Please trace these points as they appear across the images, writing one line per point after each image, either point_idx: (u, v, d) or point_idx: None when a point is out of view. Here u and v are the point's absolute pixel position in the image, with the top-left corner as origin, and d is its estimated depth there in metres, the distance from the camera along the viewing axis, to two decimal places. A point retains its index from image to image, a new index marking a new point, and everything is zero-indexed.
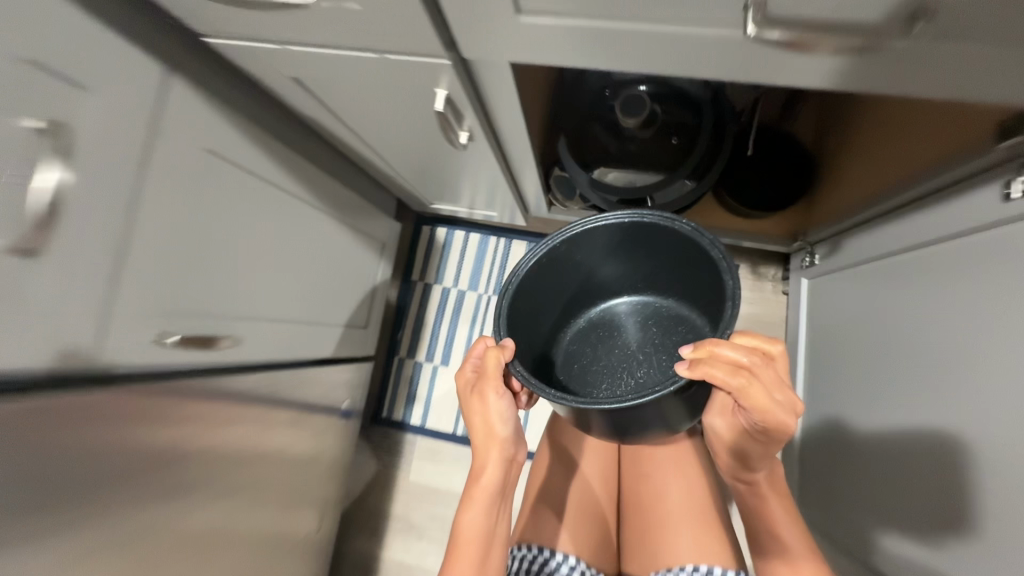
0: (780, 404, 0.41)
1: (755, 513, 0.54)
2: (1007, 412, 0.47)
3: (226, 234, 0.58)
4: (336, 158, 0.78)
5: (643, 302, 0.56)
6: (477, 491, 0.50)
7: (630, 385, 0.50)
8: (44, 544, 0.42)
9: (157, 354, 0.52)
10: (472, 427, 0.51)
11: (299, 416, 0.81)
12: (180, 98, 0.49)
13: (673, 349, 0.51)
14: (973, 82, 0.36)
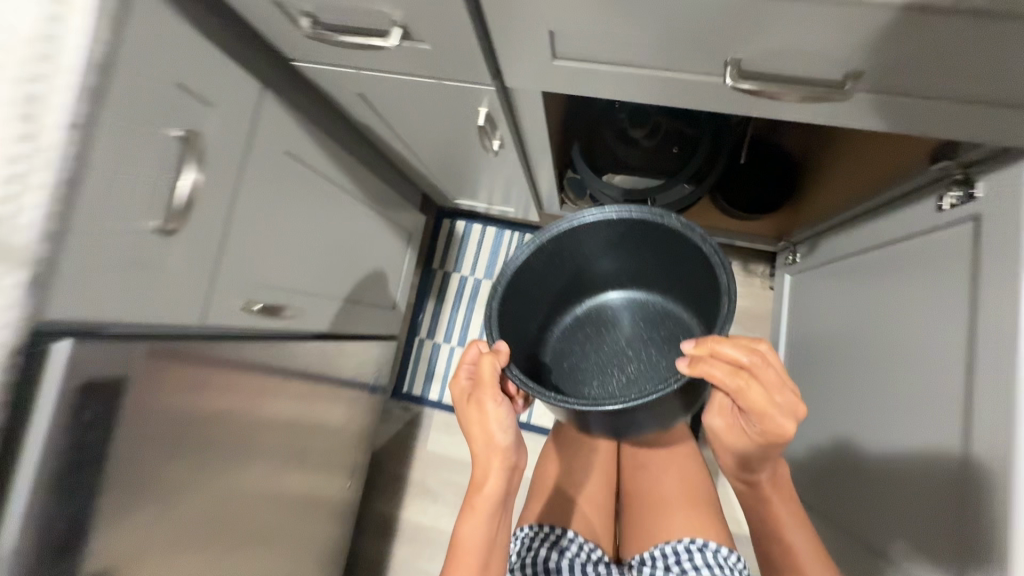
0: (779, 405, 0.47)
1: (759, 511, 0.63)
2: (948, 394, 0.54)
3: (294, 222, 0.69)
4: (376, 157, 0.90)
5: (632, 301, 0.67)
6: (479, 497, 0.55)
7: (621, 379, 0.61)
8: (148, 467, 0.51)
9: (242, 320, 0.63)
10: (473, 438, 0.55)
11: (332, 384, 0.92)
12: (272, 111, 0.60)
13: (658, 346, 0.62)
14: (902, 120, 0.46)
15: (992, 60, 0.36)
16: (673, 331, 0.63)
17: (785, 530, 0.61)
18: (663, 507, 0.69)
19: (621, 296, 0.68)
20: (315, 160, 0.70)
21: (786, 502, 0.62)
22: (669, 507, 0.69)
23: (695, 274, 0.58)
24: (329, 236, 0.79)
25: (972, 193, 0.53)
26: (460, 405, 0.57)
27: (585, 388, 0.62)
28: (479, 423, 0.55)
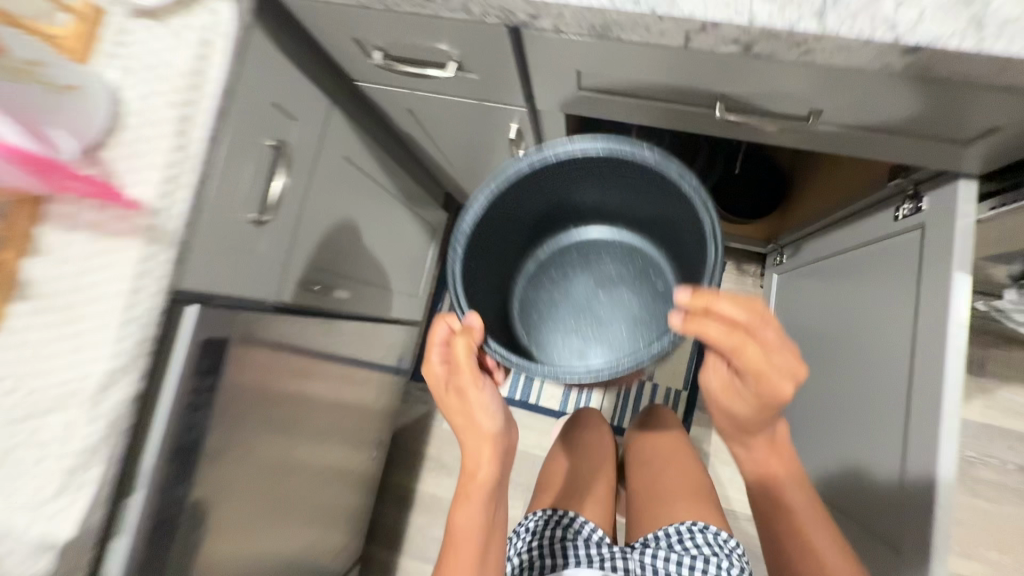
0: (773, 363, 0.48)
1: (759, 474, 0.64)
2: (902, 377, 0.65)
3: (347, 216, 0.80)
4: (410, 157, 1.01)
5: (590, 239, 0.74)
6: (473, 482, 0.58)
7: (590, 319, 0.71)
8: (237, 420, 0.62)
9: (305, 298, 0.74)
10: (463, 425, 0.58)
11: (366, 361, 1.03)
12: (337, 123, 0.71)
13: (617, 284, 0.72)
14: (860, 147, 0.58)
15: (919, 107, 0.47)
16: (644, 267, 0.72)
17: (786, 490, 0.62)
18: (662, 497, 0.78)
19: (594, 234, 0.75)
20: (365, 163, 0.82)
21: (786, 464, 0.62)
22: (667, 493, 0.78)
23: (663, 216, 0.62)
24: (371, 229, 0.90)
25: (919, 206, 0.64)
26: (440, 393, 0.58)
27: (564, 327, 0.71)
28: (465, 408, 0.57)
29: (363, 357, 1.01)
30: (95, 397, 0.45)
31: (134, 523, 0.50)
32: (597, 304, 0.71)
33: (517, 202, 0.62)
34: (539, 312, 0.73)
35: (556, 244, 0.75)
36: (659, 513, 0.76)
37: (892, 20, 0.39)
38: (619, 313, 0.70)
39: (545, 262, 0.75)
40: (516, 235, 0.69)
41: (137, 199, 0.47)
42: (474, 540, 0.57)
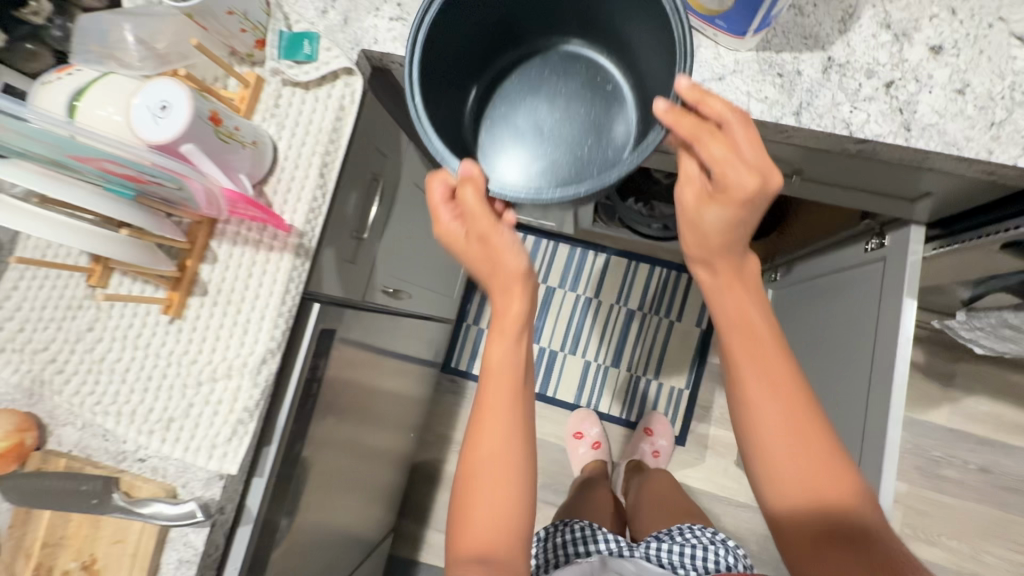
0: (746, 165, 0.50)
1: (729, 300, 0.57)
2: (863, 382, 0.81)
3: (409, 229, 0.96)
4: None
5: (523, 66, 0.69)
6: (503, 318, 0.58)
7: (547, 132, 0.67)
8: (336, 393, 0.79)
9: (380, 297, 0.91)
10: (489, 260, 0.58)
11: (408, 353, 1.19)
12: (411, 156, 0.88)
13: (564, 90, 0.68)
14: (833, 197, 0.74)
15: (872, 173, 0.64)
16: (588, 75, 0.68)
17: (748, 326, 0.56)
18: (658, 516, 1.01)
19: (528, 55, 0.69)
20: (426, 184, 0.98)
21: (744, 298, 0.57)
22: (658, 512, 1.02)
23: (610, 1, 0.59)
24: (424, 237, 1.06)
25: (883, 242, 0.80)
26: (460, 239, 0.60)
27: (524, 147, 0.67)
28: (486, 252, 0.58)
29: (408, 349, 1.18)
30: (255, 369, 0.61)
31: (269, 467, 0.66)
32: (550, 120, 0.67)
33: (457, 34, 0.60)
34: (495, 147, 0.68)
35: (495, 78, 0.69)
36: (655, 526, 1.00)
37: (847, 121, 0.55)
38: (575, 122, 0.67)
39: (490, 95, 0.69)
40: (458, 68, 0.64)
41: (290, 224, 0.63)
42: (512, 374, 0.57)
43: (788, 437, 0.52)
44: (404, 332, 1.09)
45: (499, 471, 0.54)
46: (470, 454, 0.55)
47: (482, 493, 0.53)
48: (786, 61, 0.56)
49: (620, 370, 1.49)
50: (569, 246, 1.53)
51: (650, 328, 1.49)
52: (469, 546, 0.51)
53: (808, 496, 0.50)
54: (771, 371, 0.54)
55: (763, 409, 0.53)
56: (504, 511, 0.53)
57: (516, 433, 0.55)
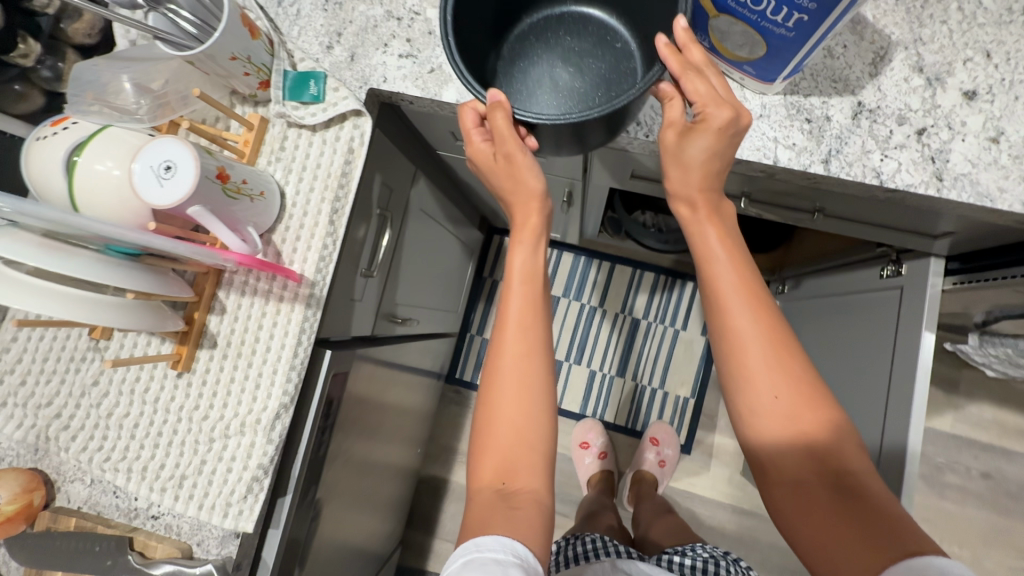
0: (725, 101, 0.49)
1: (710, 237, 0.51)
2: (877, 412, 0.81)
3: (416, 256, 0.95)
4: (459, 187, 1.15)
5: (532, 24, 0.62)
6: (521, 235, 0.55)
7: (563, 84, 0.59)
8: (346, 432, 0.78)
9: (388, 327, 0.90)
10: (506, 182, 0.56)
11: (413, 370, 1.19)
12: (420, 184, 0.86)
13: (573, 44, 0.60)
14: (851, 230, 0.73)
15: (897, 215, 0.63)
16: (597, 32, 0.60)
17: (731, 265, 0.50)
18: (658, 534, 1.05)
19: (539, 14, 0.62)
20: (431, 208, 0.96)
21: (726, 233, 0.51)
22: (658, 529, 1.07)
23: None
24: (428, 259, 1.04)
25: (899, 269, 0.79)
26: (488, 164, 0.57)
27: (531, 108, 0.58)
28: (506, 173, 0.55)
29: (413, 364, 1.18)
30: (269, 426, 0.59)
31: (283, 519, 0.65)
32: (559, 79, 0.59)
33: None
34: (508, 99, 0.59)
35: (503, 33, 0.61)
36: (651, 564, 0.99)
37: (877, 170, 0.53)
38: (587, 77, 0.59)
39: (494, 51, 0.61)
40: (475, 41, 0.57)
41: (300, 274, 0.60)
42: (532, 280, 0.54)
43: (776, 381, 0.47)
44: (408, 355, 1.09)
45: (515, 403, 0.50)
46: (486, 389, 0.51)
47: (496, 428, 0.50)
48: (815, 105, 0.54)
49: (625, 379, 1.49)
50: (573, 255, 1.53)
51: (654, 337, 1.49)
52: (486, 478, 0.49)
53: (798, 441, 0.47)
54: (759, 312, 0.49)
55: (745, 353, 0.48)
56: (524, 443, 0.49)
57: (527, 355, 0.51)
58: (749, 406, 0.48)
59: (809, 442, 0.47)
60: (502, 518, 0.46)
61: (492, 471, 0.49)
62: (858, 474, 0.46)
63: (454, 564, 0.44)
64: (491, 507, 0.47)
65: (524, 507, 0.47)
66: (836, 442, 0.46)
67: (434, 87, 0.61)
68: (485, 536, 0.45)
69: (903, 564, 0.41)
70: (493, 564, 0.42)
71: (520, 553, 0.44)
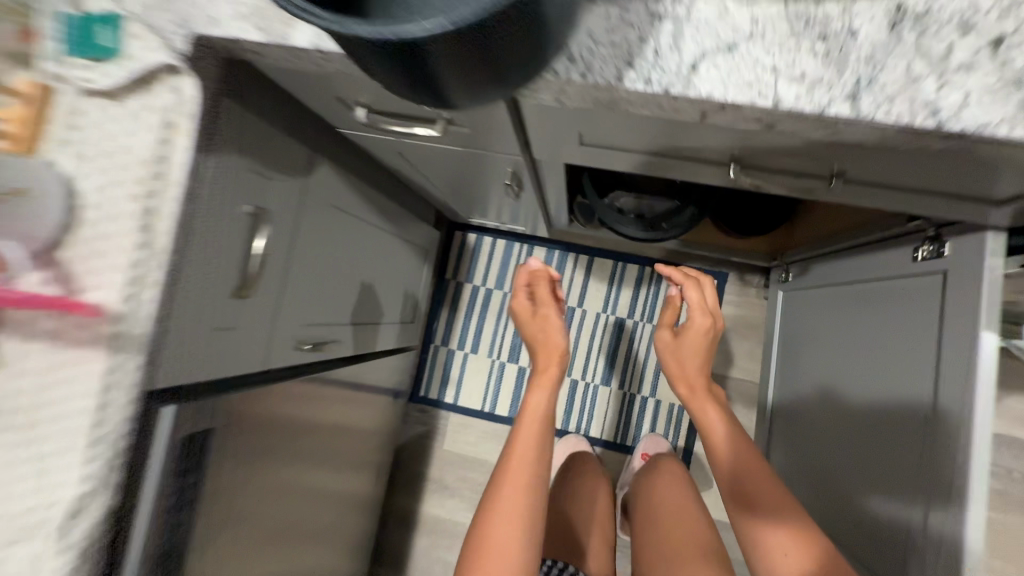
0: (700, 313, 0.79)
1: (711, 414, 0.72)
2: (915, 422, 0.64)
3: (333, 264, 0.77)
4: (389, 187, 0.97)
5: None
6: (540, 382, 0.77)
7: None
8: (248, 477, 0.63)
9: (297, 354, 0.72)
10: (548, 340, 0.82)
11: (357, 392, 1.02)
12: (323, 171, 0.68)
13: None
14: (878, 200, 0.54)
15: (949, 175, 0.45)
16: None
17: (725, 425, 0.71)
18: (648, 514, 0.91)
19: None
20: (347, 203, 0.78)
21: (721, 410, 0.73)
22: (647, 509, 0.92)
23: None
24: (354, 267, 0.86)
25: (941, 250, 0.61)
26: (525, 315, 0.87)
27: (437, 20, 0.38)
28: (544, 333, 0.83)
29: (360, 380, 1.03)
30: (64, 528, 0.41)
31: None
32: None
33: None
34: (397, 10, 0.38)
35: None
36: (656, 548, 0.83)
37: (933, 104, 0.35)
38: None
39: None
40: None
41: (101, 305, 0.41)
42: (539, 421, 0.73)
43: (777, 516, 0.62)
44: (347, 377, 0.93)
45: (512, 527, 0.63)
46: (485, 522, 0.64)
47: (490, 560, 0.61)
48: (832, 14, 0.36)
49: (612, 388, 1.31)
50: (546, 249, 1.35)
51: (642, 337, 1.31)
52: None
53: (801, 555, 0.60)
54: (746, 458, 0.67)
55: (751, 498, 0.65)
56: (512, 560, 0.61)
57: (530, 461, 0.69)
58: (756, 535, 0.64)
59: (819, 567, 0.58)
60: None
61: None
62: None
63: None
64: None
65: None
66: (834, 560, 0.59)
67: (279, 28, 0.43)
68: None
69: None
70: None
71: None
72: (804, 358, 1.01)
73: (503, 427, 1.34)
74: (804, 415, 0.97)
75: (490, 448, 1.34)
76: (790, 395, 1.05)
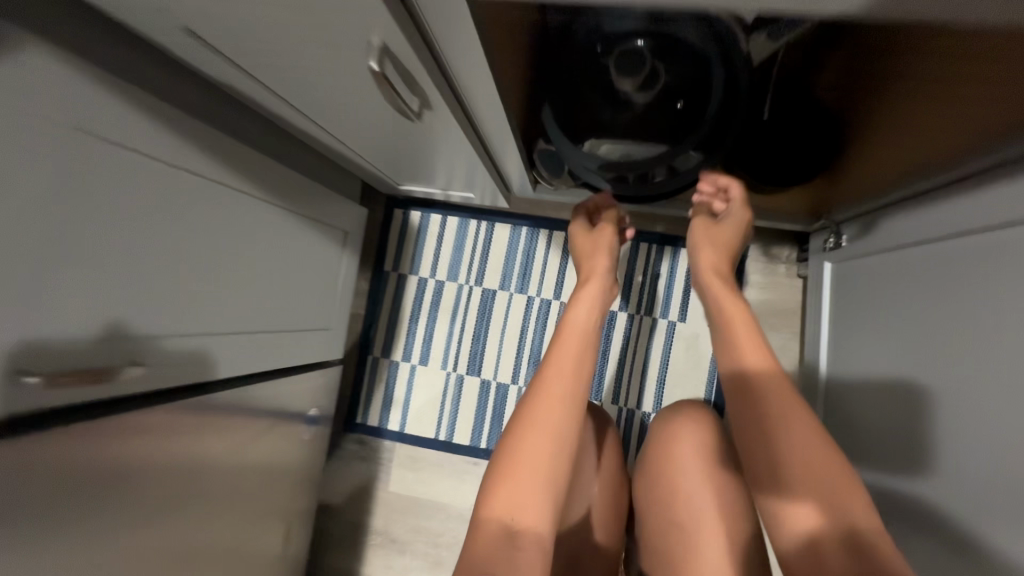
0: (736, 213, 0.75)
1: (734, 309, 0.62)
2: None
3: (91, 231, 0.49)
4: (259, 95, 0.66)
5: None
6: (586, 290, 0.68)
7: None
8: (43, 546, 0.49)
9: (7, 391, 0.45)
10: (593, 245, 0.75)
11: (232, 430, 0.73)
12: (26, 54, 0.41)
13: None
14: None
15: None
16: None
17: (746, 328, 0.60)
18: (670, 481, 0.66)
19: None
20: (107, 128, 0.48)
21: (751, 333, 0.59)
22: (668, 473, 0.66)
23: None
24: (148, 238, 0.56)
25: None
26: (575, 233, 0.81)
27: None
28: (588, 245, 0.76)
29: (233, 413, 0.73)
30: None
31: None
32: None
33: None
34: None
35: None
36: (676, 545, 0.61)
37: None
38: None
39: None
40: None
41: None
42: (581, 335, 0.63)
43: (798, 440, 0.52)
44: (210, 405, 0.68)
45: (544, 435, 0.56)
46: (516, 426, 0.57)
47: (519, 471, 0.54)
48: None
49: (604, 403, 1.00)
50: (510, 226, 1.05)
51: (639, 334, 1.00)
52: (497, 510, 0.52)
53: (812, 487, 0.50)
54: (768, 373, 0.56)
55: (774, 426, 0.53)
56: (539, 475, 0.54)
57: (568, 381, 0.59)
58: (776, 464, 0.52)
59: (827, 504, 0.49)
60: (507, 559, 0.49)
61: (505, 505, 0.52)
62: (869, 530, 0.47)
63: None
64: (499, 546, 0.50)
65: (527, 549, 0.50)
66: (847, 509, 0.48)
67: None
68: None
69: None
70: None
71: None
72: (824, 334, 0.88)
73: (463, 460, 1.04)
74: (913, 442, 0.66)
75: (448, 487, 1.03)
76: (867, 408, 0.76)
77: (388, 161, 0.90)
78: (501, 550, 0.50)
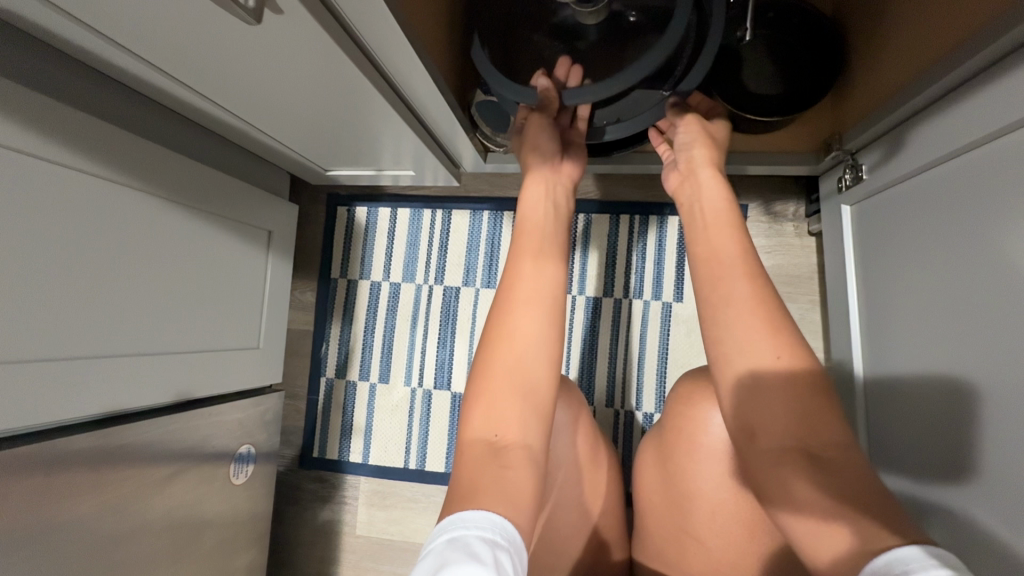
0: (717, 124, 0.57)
1: (715, 217, 0.47)
2: None
3: None
4: (102, 59, 0.53)
5: None
6: (534, 189, 0.53)
7: None
8: None
9: None
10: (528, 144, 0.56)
11: (121, 482, 0.59)
12: None
13: None
14: None
15: None
16: None
17: (726, 235, 0.46)
18: (676, 466, 0.54)
19: None
20: None
21: (739, 243, 0.45)
22: (674, 456, 0.54)
23: None
24: None
25: None
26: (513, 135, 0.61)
27: None
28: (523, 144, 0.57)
29: (120, 460, 0.58)
30: None
31: None
32: None
33: None
34: None
35: None
36: (699, 544, 0.52)
37: None
38: None
39: None
40: None
41: None
42: (542, 230, 0.49)
43: (783, 374, 0.38)
44: (75, 454, 0.54)
45: (522, 342, 0.43)
46: (490, 330, 0.43)
47: (496, 378, 0.41)
48: None
49: (596, 406, 0.85)
50: (468, 212, 0.91)
51: (629, 322, 0.85)
52: (479, 425, 0.40)
53: (795, 431, 0.37)
54: (747, 287, 0.42)
55: (752, 348, 0.40)
56: (524, 381, 0.41)
57: (545, 275, 0.46)
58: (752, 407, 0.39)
59: (819, 459, 0.36)
60: (492, 481, 0.36)
61: (482, 420, 0.40)
62: (872, 494, 0.34)
63: (425, 564, 0.30)
64: (480, 466, 0.37)
65: (517, 467, 0.38)
66: (843, 464, 0.35)
67: None
68: (472, 511, 0.34)
69: (870, 567, 0.30)
70: (479, 544, 0.31)
71: (510, 533, 0.33)
72: (844, 298, 0.72)
73: (438, 491, 0.88)
74: (964, 418, 0.50)
75: (422, 524, 0.87)
76: (903, 380, 0.60)
77: (310, 145, 0.77)
78: (481, 469, 0.37)
